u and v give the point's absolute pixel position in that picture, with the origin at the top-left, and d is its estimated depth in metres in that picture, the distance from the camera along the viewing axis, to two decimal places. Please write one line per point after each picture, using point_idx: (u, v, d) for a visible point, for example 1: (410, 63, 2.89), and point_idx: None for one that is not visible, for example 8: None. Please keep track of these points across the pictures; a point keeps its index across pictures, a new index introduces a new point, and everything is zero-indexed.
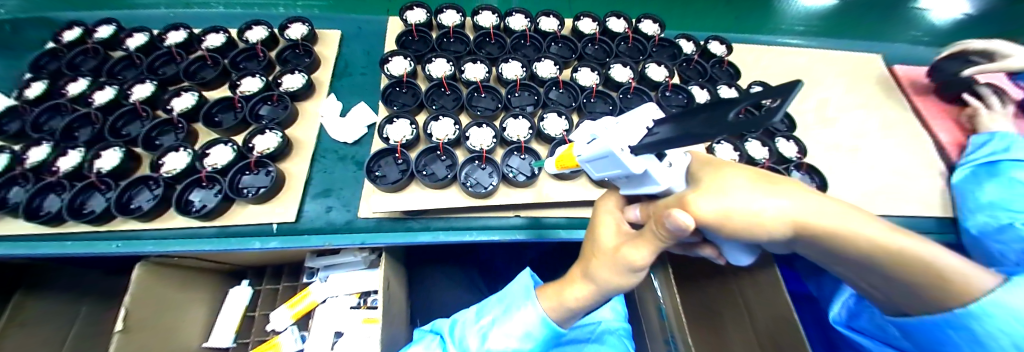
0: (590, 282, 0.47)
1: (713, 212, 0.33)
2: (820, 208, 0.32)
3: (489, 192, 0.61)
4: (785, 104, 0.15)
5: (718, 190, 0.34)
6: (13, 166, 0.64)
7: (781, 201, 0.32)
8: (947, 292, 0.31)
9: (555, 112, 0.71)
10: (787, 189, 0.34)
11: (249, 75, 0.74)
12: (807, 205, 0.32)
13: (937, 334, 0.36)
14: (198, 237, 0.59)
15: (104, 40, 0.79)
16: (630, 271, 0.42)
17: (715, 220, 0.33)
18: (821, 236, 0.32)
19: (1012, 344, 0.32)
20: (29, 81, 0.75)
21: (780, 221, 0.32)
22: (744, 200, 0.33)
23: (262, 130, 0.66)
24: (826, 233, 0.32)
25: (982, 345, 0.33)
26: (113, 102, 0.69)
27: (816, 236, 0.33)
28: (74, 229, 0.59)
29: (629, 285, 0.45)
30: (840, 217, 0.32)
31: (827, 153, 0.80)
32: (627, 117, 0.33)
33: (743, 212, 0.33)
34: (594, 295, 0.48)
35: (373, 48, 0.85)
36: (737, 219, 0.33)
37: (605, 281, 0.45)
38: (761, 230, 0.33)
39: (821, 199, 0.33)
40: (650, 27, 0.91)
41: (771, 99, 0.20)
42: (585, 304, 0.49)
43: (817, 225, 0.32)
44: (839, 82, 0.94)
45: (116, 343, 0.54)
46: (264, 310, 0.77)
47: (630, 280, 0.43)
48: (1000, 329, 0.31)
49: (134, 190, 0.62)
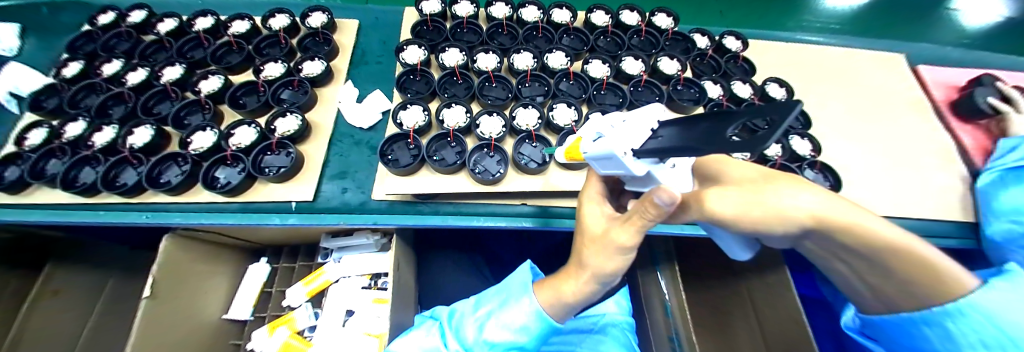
0: (584, 272, 0.46)
1: (733, 207, 0.35)
2: (834, 204, 0.35)
3: (496, 179, 0.62)
4: (777, 131, 0.15)
5: (734, 189, 0.36)
6: (51, 140, 0.69)
7: (805, 196, 0.35)
8: (922, 276, 0.36)
9: (565, 102, 0.72)
10: (809, 187, 0.36)
11: (272, 60, 0.77)
12: (828, 203, 0.34)
13: (912, 330, 0.42)
14: (221, 212, 0.62)
15: (136, 24, 0.84)
16: (621, 254, 0.41)
17: (734, 214, 0.35)
18: (832, 230, 0.35)
19: (981, 343, 0.36)
20: (67, 61, 0.80)
21: (797, 216, 0.34)
22: (759, 197, 0.35)
23: (283, 113, 0.69)
24: (841, 227, 0.34)
25: (953, 339, 0.38)
26: (145, 82, 0.74)
27: (828, 230, 0.35)
28: (107, 200, 0.63)
29: (622, 268, 0.44)
30: (848, 211, 0.34)
31: (840, 152, 0.79)
32: (633, 118, 0.32)
33: (759, 206, 0.34)
34: (584, 289, 0.47)
35: (389, 37, 0.88)
36: (757, 215, 0.34)
37: (600, 267, 0.43)
38: (780, 223, 0.35)
39: (829, 197, 0.36)
40: (664, 21, 0.91)
41: (765, 118, 0.20)
42: (581, 296, 0.48)
43: (835, 221, 0.34)
44: (858, 79, 0.92)
45: (143, 309, 0.58)
46: (280, 286, 0.81)
47: (622, 263, 0.43)
48: (971, 328, 0.36)
49: (163, 166, 0.66)
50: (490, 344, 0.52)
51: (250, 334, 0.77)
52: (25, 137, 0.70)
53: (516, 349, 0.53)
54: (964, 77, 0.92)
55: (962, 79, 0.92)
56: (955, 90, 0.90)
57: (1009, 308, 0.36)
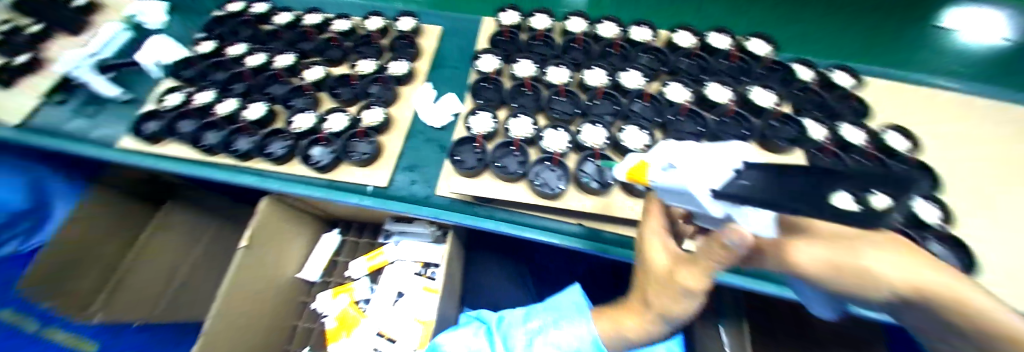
0: (648, 312, 0.44)
1: (808, 255, 0.33)
2: (941, 275, 0.28)
3: (557, 193, 0.64)
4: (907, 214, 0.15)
5: (824, 239, 0.33)
6: (184, 104, 0.83)
7: (892, 259, 0.30)
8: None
9: (636, 125, 0.71)
10: (913, 253, 0.30)
11: (365, 58, 0.85)
12: (933, 273, 0.28)
13: None
14: (312, 185, 0.71)
15: (259, 15, 0.98)
16: (688, 298, 0.39)
17: (810, 265, 0.33)
18: (924, 303, 0.28)
19: None
20: (202, 41, 0.95)
21: (879, 281, 0.30)
22: (845, 251, 0.31)
23: (369, 106, 0.78)
24: (937, 302, 0.27)
25: None
26: (263, 66, 0.86)
27: (924, 303, 0.28)
28: (224, 161, 0.75)
29: (692, 312, 0.41)
30: (958, 286, 0.27)
31: (971, 225, 0.65)
32: (711, 156, 0.31)
33: (838, 262, 0.31)
34: (647, 327, 0.45)
35: (466, 44, 0.93)
36: (833, 270, 0.32)
37: (667, 310, 0.41)
38: (859, 286, 0.31)
39: (945, 268, 0.29)
40: (760, 48, 0.83)
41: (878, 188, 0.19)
42: (645, 335, 0.46)
43: (930, 294, 0.28)
44: (1004, 141, 0.75)
45: (239, 256, 0.67)
46: (346, 258, 0.91)
47: (691, 306, 0.40)
48: None
49: (269, 141, 0.76)
50: None
51: (317, 295, 0.87)
52: (165, 99, 0.85)
53: None
54: None
55: None
56: None
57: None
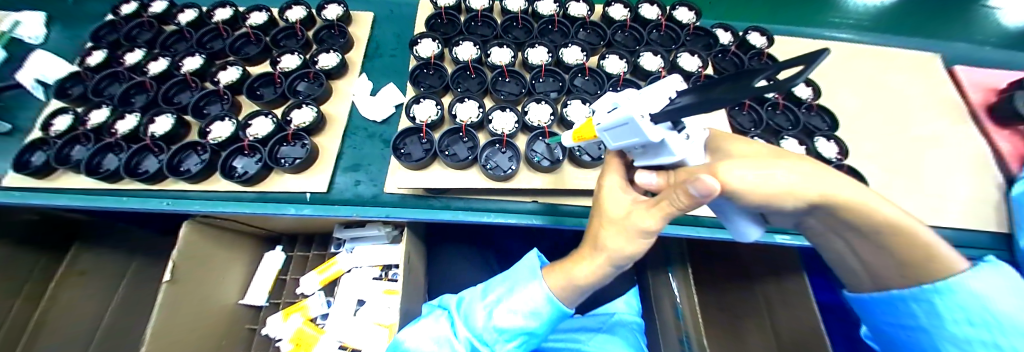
0: (601, 255, 0.45)
1: (743, 178, 0.32)
2: (836, 180, 0.33)
3: (507, 175, 0.62)
4: (800, 75, 0.17)
5: (742, 162, 0.33)
6: (76, 127, 0.71)
7: (800, 174, 0.33)
8: (920, 259, 0.34)
9: (579, 98, 0.71)
10: (809, 168, 0.34)
11: (289, 52, 0.78)
12: (830, 180, 0.33)
13: (897, 307, 0.40)
14: (238, 201, 0.64)
15: (158, 15, 0.85)
16: (641, 238, 0.41)
17: (743, 188, 0.32)
18: (837, 210, 0.33)
19: (963, 319, 0.35)
20: (91, 50, 0.82)
21: (803, 194, 0.33)
22: (765, 170, 0.33)
23: (299, 104, 0.70)
24: (847, 206, 0.32)
25: (937, 314, 0.36)
26: (166, 72, 0.76)
27: (834, 209, 0.33)
28: (130, 186, 0.65)
29: (640, 252, 0.44)
30: (857, 192, 0.33)
31: (862, 155, 0.76)
32: (650, 89, 0.31)
33: (768, 183, 0.32)
34: (599, 271, 0.47)
35: (403, 31, 0.88)
36: (767, 189, 0.32)
37: (619, 251, 0.43)
38: (782, 202, 0.33)
39: (818, 171, 0.34)
40: (685, 15, 0.88)
41: (794, 67, 0.21)
42: (597, 279, 0.48)
43: (840, 199, 0.32)
44: (888, 80, 0.87)
45: (163, 292, 0.60)
46: (294, 274, 0.84)
47: (641, 246, 0.43)
48: (958, 304, 0.34)
49: (182, 155, 0.68)
50: (499, 330, 0.51)
51: (265, 320, 0.80)
52: (51, 124, 0.72)
53: (524, 335, 0.53)
54: (1005, 78, 0.86)
55: (1003, 79, 0.86)
56: (993, 92, 0.85)
57: (999, 293, 0.34)
